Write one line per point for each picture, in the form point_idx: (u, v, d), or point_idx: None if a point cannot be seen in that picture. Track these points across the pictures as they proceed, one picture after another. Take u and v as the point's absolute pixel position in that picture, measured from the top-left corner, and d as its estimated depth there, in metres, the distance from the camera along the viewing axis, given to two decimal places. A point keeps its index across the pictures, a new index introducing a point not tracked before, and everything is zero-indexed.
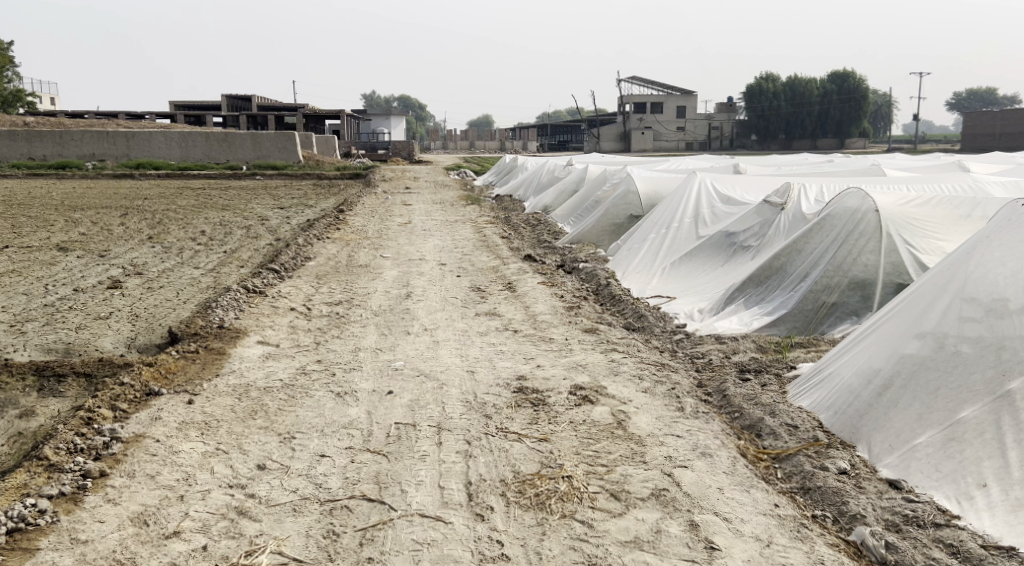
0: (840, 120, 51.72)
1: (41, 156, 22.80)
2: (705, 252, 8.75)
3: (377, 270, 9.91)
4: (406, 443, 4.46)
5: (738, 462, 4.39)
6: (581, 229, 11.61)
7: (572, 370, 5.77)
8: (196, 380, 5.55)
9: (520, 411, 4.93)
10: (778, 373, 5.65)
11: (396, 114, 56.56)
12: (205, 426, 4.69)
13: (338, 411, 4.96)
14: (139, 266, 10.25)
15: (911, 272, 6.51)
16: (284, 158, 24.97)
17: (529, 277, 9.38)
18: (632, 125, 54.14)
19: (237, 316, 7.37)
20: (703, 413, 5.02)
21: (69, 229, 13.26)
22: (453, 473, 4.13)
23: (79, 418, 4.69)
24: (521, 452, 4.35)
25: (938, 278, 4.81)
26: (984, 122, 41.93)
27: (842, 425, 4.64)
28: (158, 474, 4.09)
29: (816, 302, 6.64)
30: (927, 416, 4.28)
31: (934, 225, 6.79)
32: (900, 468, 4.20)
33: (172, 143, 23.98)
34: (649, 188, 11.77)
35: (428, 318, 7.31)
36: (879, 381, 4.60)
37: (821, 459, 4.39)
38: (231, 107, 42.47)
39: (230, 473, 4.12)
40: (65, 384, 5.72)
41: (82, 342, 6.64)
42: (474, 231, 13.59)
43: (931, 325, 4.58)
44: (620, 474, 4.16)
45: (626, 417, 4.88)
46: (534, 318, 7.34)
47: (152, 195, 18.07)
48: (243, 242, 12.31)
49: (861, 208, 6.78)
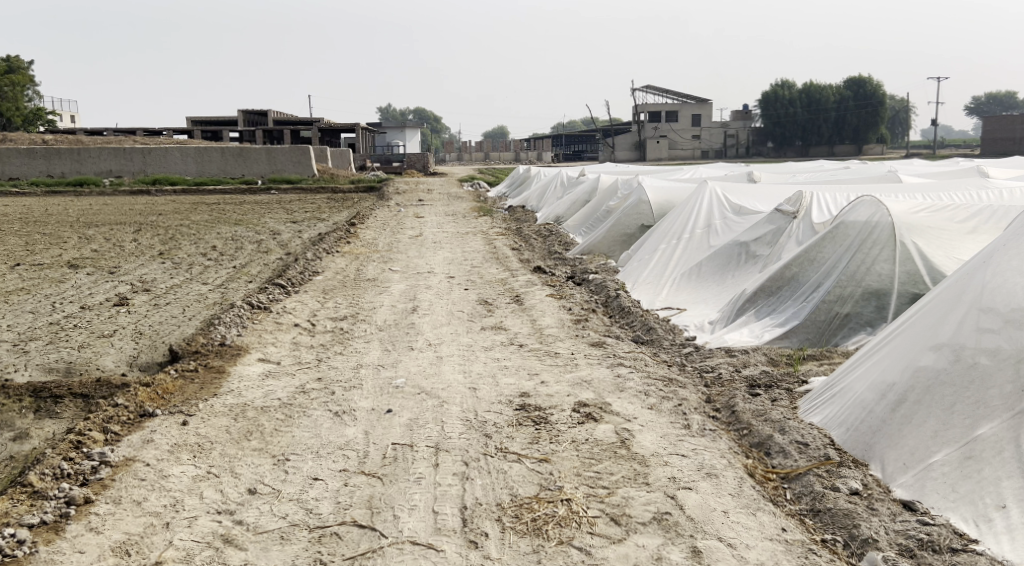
0: (858, 126, 51.21)
1: (59, 173, 22.94)
2: (717, 262, 8.58)
3: (386, 284, 9.81)
4: (402, 465, 4.33)
5: (745, 482, 4.23)
6: (590, 241, 11.48)
7: (577, 387, 5.62)
8: (193, 400, 5.46)
9: (522, 430, 4.79)
10: (789, 389, 5.47)
11: (410, 127, 56.61)
12: (198, 449, 4.59)
13: (335, 431, 4.84)
14: (147, 282, 10.20)
15: (926, 282, 6.33)
16: (298, 172, 24.99)
17: (537, 289, 9.24)
18: (647, 134, 53.85)
19: (240, 333, 7.28)
20: (710, 430, 4.86)
21: (81, 245, 13.25)
22: (449, 497, 3.99)
23: (69, 441, 4.60)
24: (520, 474, 4.21)
25: (954, 288, 4.64)
26: (1003, 127, 41.45)
27: (855, 442, 4.46)
28: (145, 500, 3.99)
29: (829, 313, 6.47)
30: (942, 433, 4.12)
31: (949, 233, 6.61)
32: (915, 488, 4.02)
33: (188, 159, 24.03)
34: (660, 197, 11.62)
35: (433, 333, 7.19)
36: (893, 396, 4.43)
37: (832, 479, 4.22)
38: (248, 123, 42.71)
39: (219, 498, 4.01)
40: (62, 406, 5.64)
41: (84, 361, 6.58)
42: (485, 243, 13.48)
43: (946, 336, 4.42)
44: (622, 497, 4.01)
45: (630, 435, 4.73)
46: (541, 332, 7.20)
47: (166, 210, 18.11)
48: (253, 257, 12.25)
49: (875, 216, 6.60)
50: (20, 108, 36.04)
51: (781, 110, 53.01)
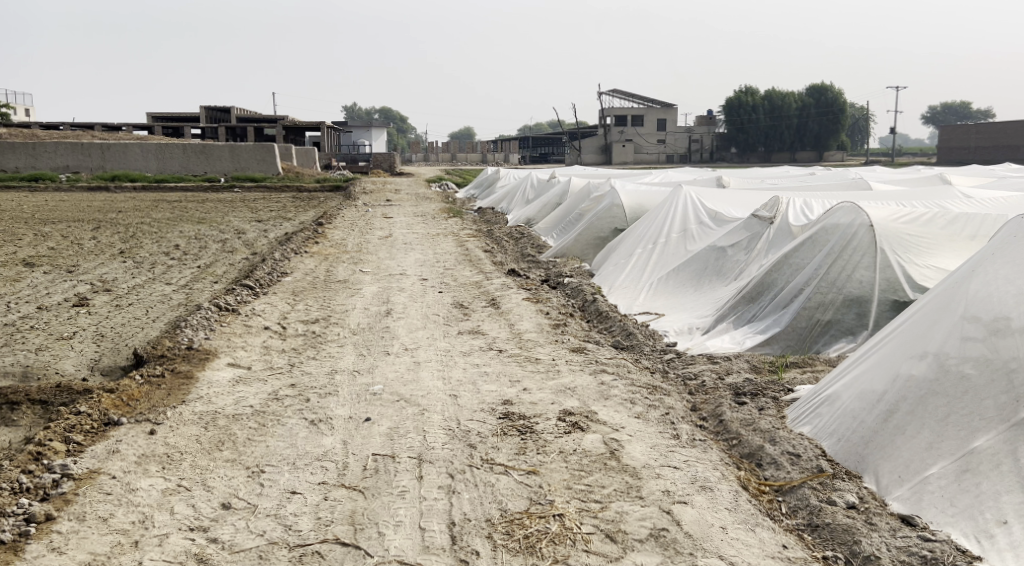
0: (818, 134, 52.43)
1: (13, 168, 22.27)
2: (693, 267, 8.49)
3: (357, 286, 9.59)
4: (384, 478, 4.15)
5: (741, 496, 4.11)
6: (564, 244, 11.37)
7: (560, 394, 5.47)
8: (160, 407, 5.21)
9: (507, 440, 4.63)
10: (775, 397, 5.38)
11: (376, 127, 55.99)
12: (167, 460, 4.36)
13: (312, 440, 4.64)
14: (108, 282, 9.86)
15: (906, 289, 6.29)
16: (262, 170, 24.58)
17: (513, 292, 9.09)
18: (613, 138, 53.94)
19: (208, 336, 7.03)
20: (700, 441, 4.75)
21: (38, 243, 12.80)
22: (436, 512, 3.82)
23: (28, 452, 4.34)
24: (508, 487, 4.05)
25: (940, 297, 4.57)
26: (959, 135, 42.17)
27: (847, 453, 4.37)
28: (111, 517, 3.76)
29: (810, 320, 6.41)
30: (937, 445, 4.03)
31: (929, 241, 6.58)
32: (911, 501, 3.93)
33: (148, 155, 23.46)
34: (633, 200, 11.53)
35: (409, 338, 7.00)
36: (883, 406, 4.35)
37: (827, 492, 4.12)
38: (210, 120, 41.97)
39: (193, 513, 3.80)
40: (19, 414, 5.36)
41: (42, 365, 6.28)
42: (456, 245, 13.28)
43: (934, 345, 4.34)
44: (616, 512, 3.87)
45: (620, 446, 4.59)
46: (519, 337, 7.04)
47: (126, 208, 17.64)
48: (218, 256, 11.93)
49: (854, 223, 6.54)
50: None
51: (744, 115, 53.02)
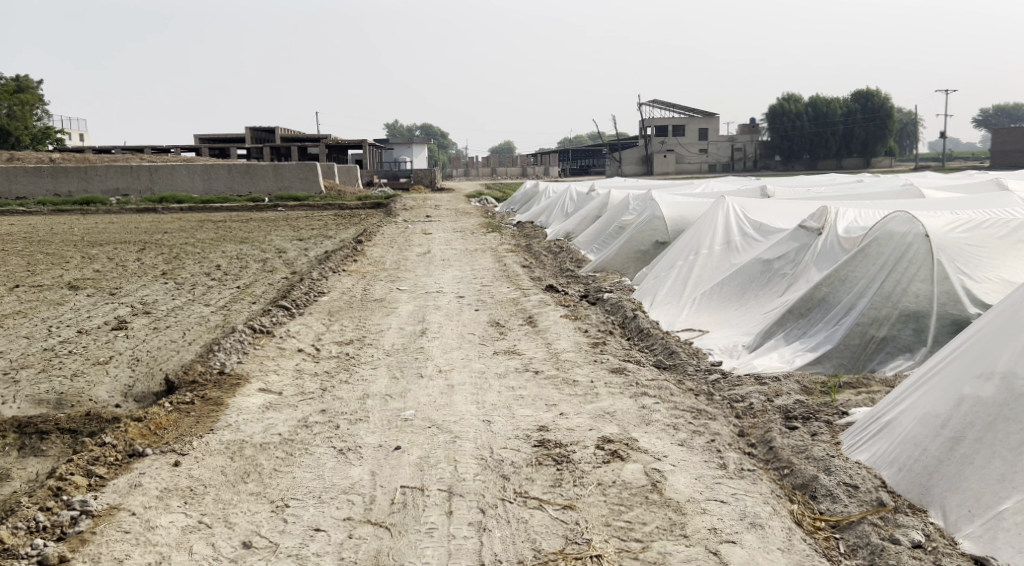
0: (865, 140, 51.26)
1: (66, 192, 22.62)
2: (737, 281, 8.14)
3: (393, 305, 9.43)
4: (412, 513, 3.95)
5: (794, 535, 3.82)
6: (603, 258, 11.09)
7: (599, 420, 5.20)
8: (187, 437, 5.07)
9: (542, 471, 4.39)
10: (828, 421, 5.05)
11: (419, 142, 56.21)
12: (190, 494, 4.21)
13: (339, 472, 4.45)
14: (148, 304, 9.83)
15: (967, 302, 5.93)
16: (305, 189, 24.73)
17: (551, 309, 8.85)
18: (654, 149, 53.41)
19: (240, 360, 6.91)
20: (750, 471, 4.45)
21: (83, 266, 12.88)
22: (464, 553, 3.61)
23: (47, 488, 4.23)
24: (543, 524, 3.82)
25: (1003, 313, 4.24)
26: (1013, 139, 40.97)
27: (909, 484, 4.03)
28: (127, 558, 3.62)
29: (863, 337, 6.07)
30: (1011, 476, 3.70)
31: (989, 252, 6.20)
32: (985, 539, 3.61)
33: (194, 176, 23.73)
34: (675, 213, 11.21)
35: (443, 358, 6.81)
36: (949, 432, 4.01)
37: (889, 529, 3.82)
38: (256, 141, 42.53)
39: (211, 554, 3.64)
40: (48, 445, 5.27)
41: (75, 391, 6.19)
42: (494, 261, 13.09)
43: (1003, 367, 4.00)
44: (658, 552, 3.62)
45: (662, 477, 4.32)
46: (557, 357, 6.79)
47: (172, 229, 17.81)
48: (258, 276, 11.88)
49: (909, 234, 6.21)
50: (30, 127, 35.04)
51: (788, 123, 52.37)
